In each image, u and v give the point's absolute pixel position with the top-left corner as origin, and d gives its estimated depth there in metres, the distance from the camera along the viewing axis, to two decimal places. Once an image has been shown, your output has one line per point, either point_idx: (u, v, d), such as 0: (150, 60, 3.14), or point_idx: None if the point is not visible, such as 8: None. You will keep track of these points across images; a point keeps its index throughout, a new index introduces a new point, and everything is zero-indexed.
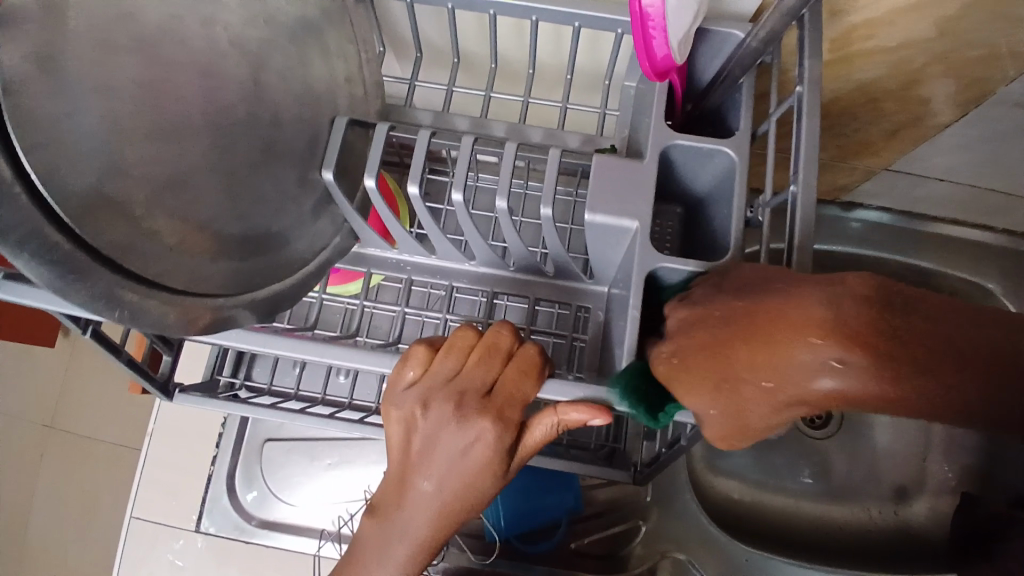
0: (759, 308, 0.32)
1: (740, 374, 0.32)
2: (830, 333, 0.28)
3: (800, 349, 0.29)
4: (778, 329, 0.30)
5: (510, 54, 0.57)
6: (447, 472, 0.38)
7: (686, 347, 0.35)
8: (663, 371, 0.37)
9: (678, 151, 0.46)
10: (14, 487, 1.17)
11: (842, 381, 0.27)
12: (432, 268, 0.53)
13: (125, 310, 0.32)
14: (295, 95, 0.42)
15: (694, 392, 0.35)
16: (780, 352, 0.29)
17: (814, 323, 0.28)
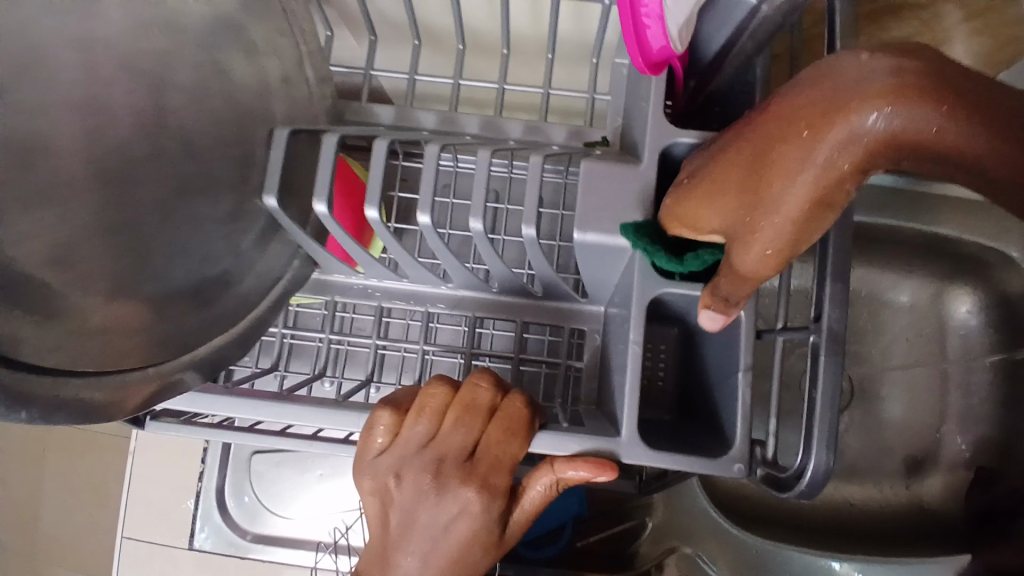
0: (794, 83, 0.28)
1: (771, 163, 0.27)
2: (875, 82, 0.23)
3: (812, 117, 0.25)
4: (801, 101, 0.26)
5: (481, 28, 0.49)
6: (429, 548, 0.34)
7: (702, 166, 0.32)
8: (687, 198, 0.32)
9: (680, 150, 0.38)
10: None
11: (889, 115, 0.23)
12: (404, 292, 0.47)
13: (33, 408, 0.27)
14: (217, 113, 0.35)
15: (715, 210, 0.31)
16: (800, 125, 0.26)
17: (855, 70, 0.24)
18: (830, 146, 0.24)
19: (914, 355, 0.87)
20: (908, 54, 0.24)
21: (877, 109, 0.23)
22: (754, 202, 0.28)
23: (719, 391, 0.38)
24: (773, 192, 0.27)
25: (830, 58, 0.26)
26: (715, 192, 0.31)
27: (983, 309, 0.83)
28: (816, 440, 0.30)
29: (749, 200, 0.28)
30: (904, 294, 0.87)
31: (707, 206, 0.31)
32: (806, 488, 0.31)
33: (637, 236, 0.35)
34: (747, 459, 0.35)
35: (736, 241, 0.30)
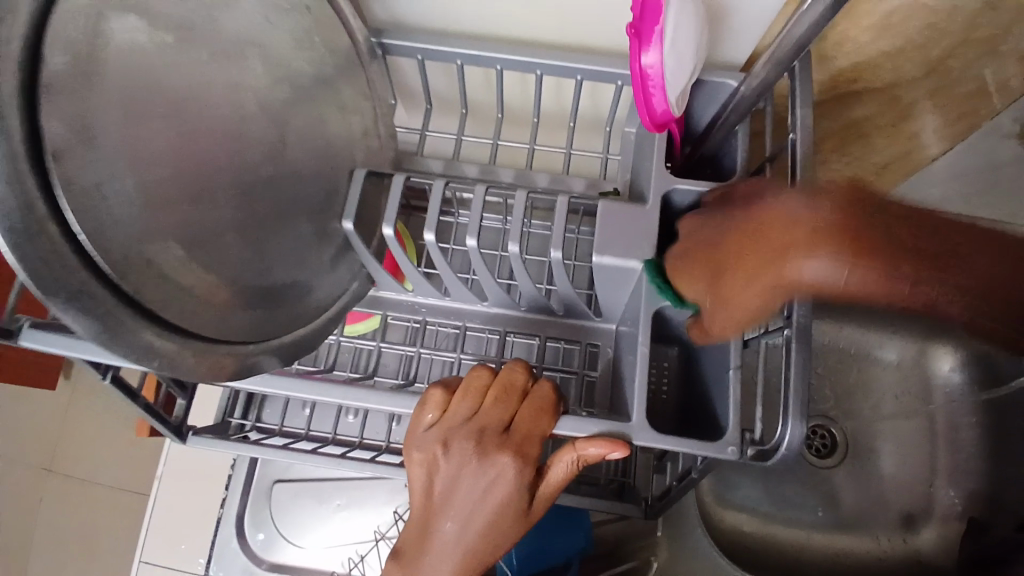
0: (763, 210, 0.39)
1: (739, 279, 0.39)
2: (809, 236, 0.35)
3: (771, 256, 0.37)
4: (767, 234, 0.37)
5: (516, 103, 0.60)
6: (469, 511, 0.39)
7: (696, 250, 0.43)
8: (684, 267, 0.43)
9: (678, 195, 0.48)
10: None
11: (816, 268, 0.34)
12: (445, 309, 0.54)
13: (161, 359, 0.33)
14: (313, 150, 0.44)
15: (698, 284, 0.43)
16: (763, 255, 0.37)
17: (804, 222, 0.35)
18: (779, 277, 0.36)
19: (901, 411, 0.93)
20: (829, 214, 0.35)
21: (812, 263, 0.34)
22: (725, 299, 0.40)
23: (715, 390, 0.45)
24: (744, 296, 0.39)
25: (782, 207, 0.37)
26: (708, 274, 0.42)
27: (961, 367, 0.90)
28: (791, 414, 0.37)
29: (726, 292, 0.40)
30: (890, 352, 0.95)
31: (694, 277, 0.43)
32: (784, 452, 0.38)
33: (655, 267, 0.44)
34: (739, 443, 0.41)
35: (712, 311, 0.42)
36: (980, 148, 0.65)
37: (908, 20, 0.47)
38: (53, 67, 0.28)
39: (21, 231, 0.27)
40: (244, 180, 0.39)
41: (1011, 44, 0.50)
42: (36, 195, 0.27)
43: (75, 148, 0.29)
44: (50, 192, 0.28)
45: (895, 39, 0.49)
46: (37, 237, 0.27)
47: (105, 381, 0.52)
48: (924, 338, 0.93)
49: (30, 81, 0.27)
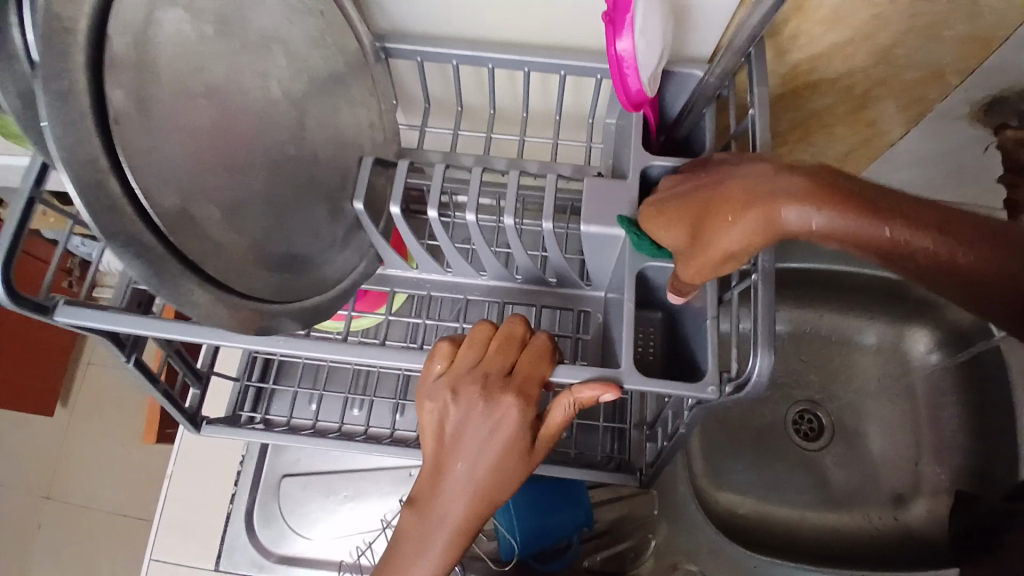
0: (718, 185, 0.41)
1: (714, 228, 0.40)
2: (788, 188, 0.37)
3: (746, 211, 0.38)
4: (742, 191, 0.39)
5: (506, 103, 0.66)
6: (477, 450, 0.43)
7: (668, 201, 0.45)
8: (659, 217, 0.45)
9: (655, 171, 0.53)
10: (67, 520, 1.44)
11: (797, 216, 0.36)
12: (447, 284, 0.59)
13: (199, 308, 0.37)
14: (328, 136, 0.49)
15: (672, 233, 0.44)
16: (738, 206, 0.38)
17: (780, 184, 0.37)
18: (758, 224, 0.38)
19: (884, 392, 0.98)
20: (802, 177, 0.37)
21: (790, 212, 0.36)
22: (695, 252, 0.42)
23: (695, 342, 0.50)
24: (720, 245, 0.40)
25: (752, 173, 0.39)
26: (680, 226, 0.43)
27: (938, 346, 0.95)
28: (760, 346, 0.42)
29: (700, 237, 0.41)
30: (871, 336, 0.99)
31: (663, 227, 0.45)
32: (754, 383, 0.43)
33: (629, 224, 0.48)
34: (718, 382, 0.45)
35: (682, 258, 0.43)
36: (932, 133, 0.71)
37: (854, 15, 0.52)
38: (116, 48, 0.33)
39: (89, 182, 0.31)
40: (269, 159, 0.44)
41: (954, 32, 0.55)
42: (100, 153, 0.32)
43: (132, 117, 0.33)
44: (112, 151, 0.32)
45: (842, 33, 0.55)
46: (100, 189, 0.32)
47: (128, 363, 0.56)
48: (902, 321, 0.98)
49: (97, 57, 0.32)
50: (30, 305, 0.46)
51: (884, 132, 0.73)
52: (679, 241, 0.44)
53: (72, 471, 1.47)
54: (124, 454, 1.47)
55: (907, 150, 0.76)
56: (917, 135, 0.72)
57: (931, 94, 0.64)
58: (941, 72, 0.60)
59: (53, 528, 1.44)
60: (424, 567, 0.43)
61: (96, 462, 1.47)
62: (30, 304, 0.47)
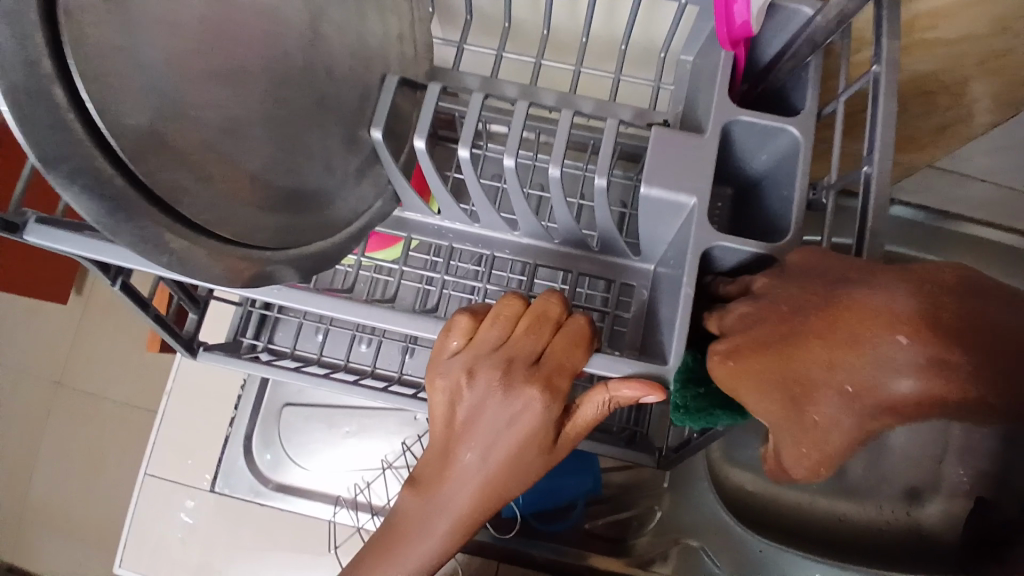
0: (847, 299, 0.31)
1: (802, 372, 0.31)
2: (882, 358, 0.28)
3: (824, 382, 0.30)
4: (821, 364, 0.30)
5: (563, 25, 0.54)
6: (489, 442, 0.38)
7: (746, 345, 0.35)
8: (732, 370, 0.35)
9: (739, 128, 0.44)
10: (75, 407, 1.46)
11: (912, 386, 0.27)
12: (474, 237, 0.51)
13: (171, 256, 0.31)
14: (348, 48, 0.40)
15: (762, 397, 0.34)
16: (823, 373, 0.30)
17: (873, 353, 0.28)
18: (846, 408, 0.30)
19: None
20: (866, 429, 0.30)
21: (902, 377, 0.27)
22: (796, 405, 0.32)
23: None
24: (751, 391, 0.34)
25: (841, 377, 0.29)
26: (818, 316, 0.32)
27: None
28: None
29: (805, 414, 0.31)
30: None
31: (746, 384, 0.34)
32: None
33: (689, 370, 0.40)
34: None
35: (784, 436, 0.33)
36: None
37: None
38: None
39: (24, 90, 0.25)
40: (274, 73, 0.35)
41: None
42: (42, 54, 0.25)
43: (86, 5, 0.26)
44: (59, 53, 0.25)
45: None
46: (39, 100, 0.25)
47: (115, 287, 0.50)
48: None
49: None
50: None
51: (963, 121, 0.62)
52: (774, 388, 0.33)
53: (83, 360, 1.48)
54: (134, 350, 1.47)
55: (996, 139, 0.64)
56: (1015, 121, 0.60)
57: None
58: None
59: (61, 414, 1.46)
60: (422, 550, 0.40)
61: (107, 353, 1.48)
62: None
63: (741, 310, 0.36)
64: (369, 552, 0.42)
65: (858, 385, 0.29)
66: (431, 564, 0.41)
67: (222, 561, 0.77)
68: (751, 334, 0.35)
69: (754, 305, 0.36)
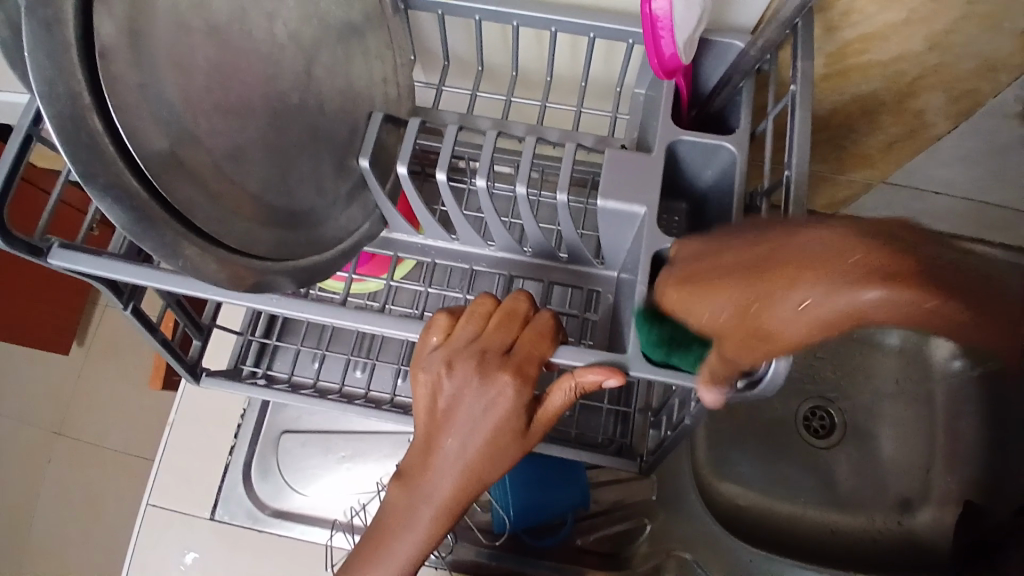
0: (811, 233, 0.34)
1: (765, 288, 0.35)
2: (847, 268, 0.31)
3: (786, 291, 0.33)
4: (784, 276, 0.34)
5: (530, 66, 0.62)
6: (467, 429, 0.42)
7: (703, 271, 0.40)
8: (685, 292, 0.41)
9: (683, 146, 0.50)
10: (74, 456, 1.47)
11: (873, 295, 0.30)
12: (454, 252, 0.57)
13: (186, 262, 0.35)
14: (337, 87, 0.46)
15: (720, 310, 0.38)
16: (786, 283, 0.33)
17: (836, 259, 0.32)
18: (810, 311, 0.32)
19: (902, 393, 0.96)
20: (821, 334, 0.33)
21: (866, 286, 0.30)
22: (751, 317, 0.36)
23: None
24: (713, 311, 0.39)
25: (801, 289, 0.33)
26: (780, 244, 0.35)
27: (961, 353, 0.93)
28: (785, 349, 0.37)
29: (758, 321, 0.36)
30: (894, 336, 0.97)
31: (705, 303, 0.39)
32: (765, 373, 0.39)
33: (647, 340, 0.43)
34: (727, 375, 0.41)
35: (730, 340, 0.38)
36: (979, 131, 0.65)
37: None
38: None
39: (68, 118, 0.30)
40: (271, 108, 0.41)
41: (1014, 23, 0.50)
42: (84, 89, 0.30)
43: (122, 52, 0.32)
44: (95, 87, 0.31)
45: (896, 12, 0.49)
46: (80, 125, 0.30)
47: (127, 310, 0.55)
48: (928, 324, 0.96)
49: None
50: (26, 247, 0.45)
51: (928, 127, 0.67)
52: (732, 300, 0.37)
53: (84, 408, 1.50)
54: (135, 397, 1.50)
55: (952, 149, 0.70)
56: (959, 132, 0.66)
57: (983, 87, 0.59)
58: (998, 65, 0.55)
59: (58, 465, 1.47)
60: (410, 537, 0.43)
61: (112, 398, 1.51)
62: (25, 245, 0.45)
63: (697, 244, 0.43)
64: (362, 545, 0.45)
65: (816, 294, 0.32)
66: (418, 553, 0.43)
67: None
68: (710, 262, 0.40)
69: (707, 242, 0.42)
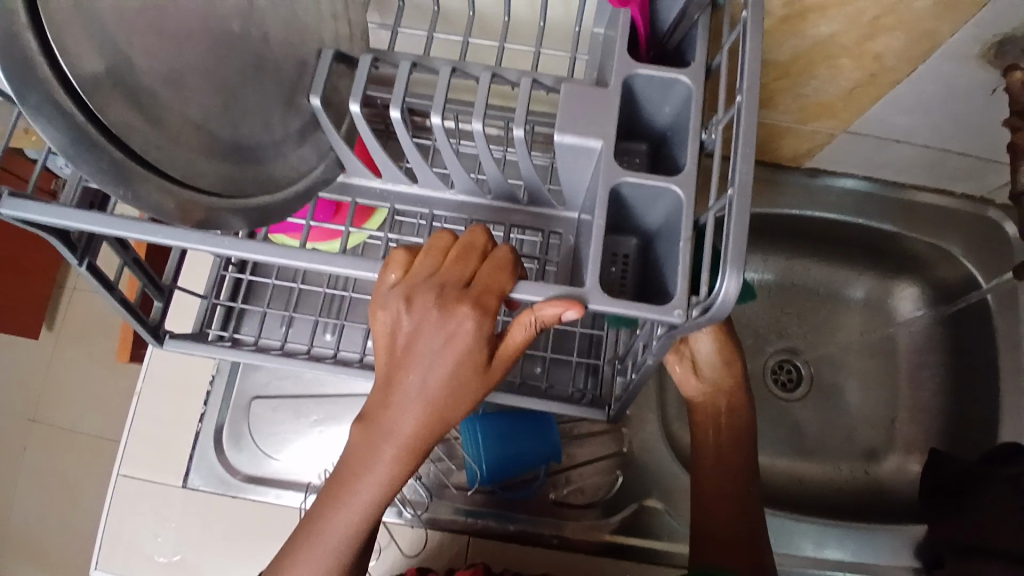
0: None
1: None
2: None
3: None
4: None
5: (488, 11, 0.60)
6: (428, 365, 0.41)
7: None
8: None
9: (640, 80, 0.49)
10: (46, 441, 1.45)
11: None
12: (413, 197, 0.56)
13: (127, 189, 0.36)
14: (283, 20, 0.45)
15: None
16: None
17: None
18: None
19: (865, 346, 0.99)
20: None
21: None
22: None
23: (667, 268, 0.47)
24: None
25: None
26: None
27: (925, 304, 0.96)
28: (730, 268, 0.38)
29: None
30: (858, 290, 1.00)
31: None
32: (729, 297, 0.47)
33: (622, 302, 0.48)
34: (685, 307, 0.42)
35: None
36: (934, 77, 0.66)
37: None
38: None
39: (3, 36, 0.30)
40: (213, 37, 0.40)
41: None
42: (18, 7, 0.30)
43: None
44: (31, 6, 0.31)
45: None
46: (12, 42, 0.31)
47: (81, 268, 0.54)
48: (889, 275, 0.98)
49: None
50: None
51: (884, 71, 0.67)
52: None
53: (54, 392, 1.47)
54: (106, 379, 1.47)
55: (910, 95, 0.70)
56: (919, 78, 0.66)
57: (940, 27, 0.59)
58: (950, 5, 0.55)
59: (31, 450, 1.44)
60: (376, 475, 0.43)
61: (83, 381, 1.47)
62: None
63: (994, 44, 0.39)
64: (330, 485, 0.45)
65: None
66: (385, 490, 0.43)
67: (195, 557, 0.77)
68: None
69: None
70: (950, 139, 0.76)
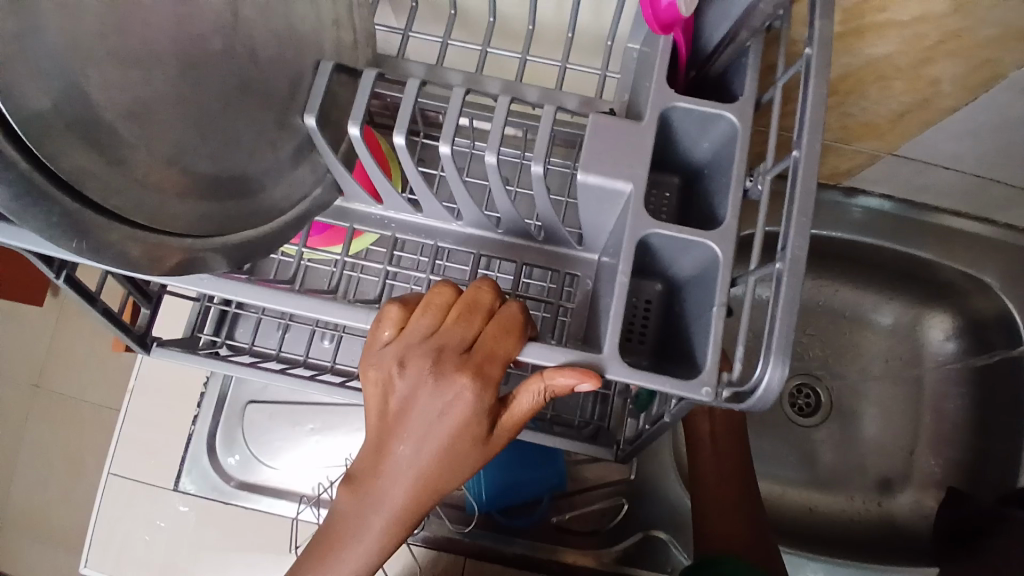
0: None
1: None
2: None
3: None
4: None
5: (510, 13, 0.54)
6: (421, 434, 0.37)
7: None
8: None
9: (678, 114, 0.43)
10: (50, 411, 1.45)
11: None
12: (418, 226, 0.51)
13: (83, 241, 0.32)
14: (275, 31, 0.39)
15: None
16: None
17: None
18: None
19: (887, 373, 0.93)
20: None
21: None
22: None
23: (696, 331, 0.43)
24: None
25: None
26: None
27: (956, 334, 0.89)
28: (774, 356, 0.34)
29: None
30: (886, 315, 0.94)
31: None
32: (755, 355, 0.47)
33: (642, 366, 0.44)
34: (715, 384, 0.37)
35: None
36: (992, 106, 0.59)
37: None
38: None
39: None
40: (188, 58, 0.35)
41: None
42: None
43: None
44: None
45: None
46: None
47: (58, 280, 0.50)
48: (920, 304, 0.92)
49: None
50: None
51: (937, 98, 0.60)
52: None
53: (59, 362, 1.47)
54: (110, 352, 1.46)
55: (959, 123, 0.63)
56: (973, 106, 0.60)
57: (1003, 55, 0.52)
58: None
59: (34, 420, 1.44)
60: (359, 548, 0.39)
61: (87, 353, 1.46)
62: None
63: None
64: (309, 553, 0.41)
65: None
66: (370, 563, 0.40)
67: (188, 561, 0.76)
68: None
69: None
70: (1003, 168, 0.69)
